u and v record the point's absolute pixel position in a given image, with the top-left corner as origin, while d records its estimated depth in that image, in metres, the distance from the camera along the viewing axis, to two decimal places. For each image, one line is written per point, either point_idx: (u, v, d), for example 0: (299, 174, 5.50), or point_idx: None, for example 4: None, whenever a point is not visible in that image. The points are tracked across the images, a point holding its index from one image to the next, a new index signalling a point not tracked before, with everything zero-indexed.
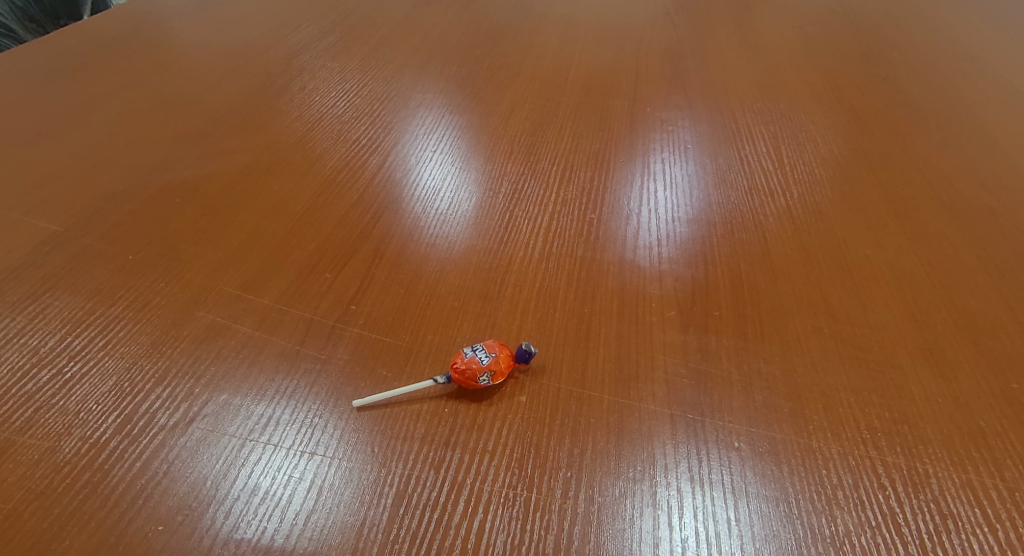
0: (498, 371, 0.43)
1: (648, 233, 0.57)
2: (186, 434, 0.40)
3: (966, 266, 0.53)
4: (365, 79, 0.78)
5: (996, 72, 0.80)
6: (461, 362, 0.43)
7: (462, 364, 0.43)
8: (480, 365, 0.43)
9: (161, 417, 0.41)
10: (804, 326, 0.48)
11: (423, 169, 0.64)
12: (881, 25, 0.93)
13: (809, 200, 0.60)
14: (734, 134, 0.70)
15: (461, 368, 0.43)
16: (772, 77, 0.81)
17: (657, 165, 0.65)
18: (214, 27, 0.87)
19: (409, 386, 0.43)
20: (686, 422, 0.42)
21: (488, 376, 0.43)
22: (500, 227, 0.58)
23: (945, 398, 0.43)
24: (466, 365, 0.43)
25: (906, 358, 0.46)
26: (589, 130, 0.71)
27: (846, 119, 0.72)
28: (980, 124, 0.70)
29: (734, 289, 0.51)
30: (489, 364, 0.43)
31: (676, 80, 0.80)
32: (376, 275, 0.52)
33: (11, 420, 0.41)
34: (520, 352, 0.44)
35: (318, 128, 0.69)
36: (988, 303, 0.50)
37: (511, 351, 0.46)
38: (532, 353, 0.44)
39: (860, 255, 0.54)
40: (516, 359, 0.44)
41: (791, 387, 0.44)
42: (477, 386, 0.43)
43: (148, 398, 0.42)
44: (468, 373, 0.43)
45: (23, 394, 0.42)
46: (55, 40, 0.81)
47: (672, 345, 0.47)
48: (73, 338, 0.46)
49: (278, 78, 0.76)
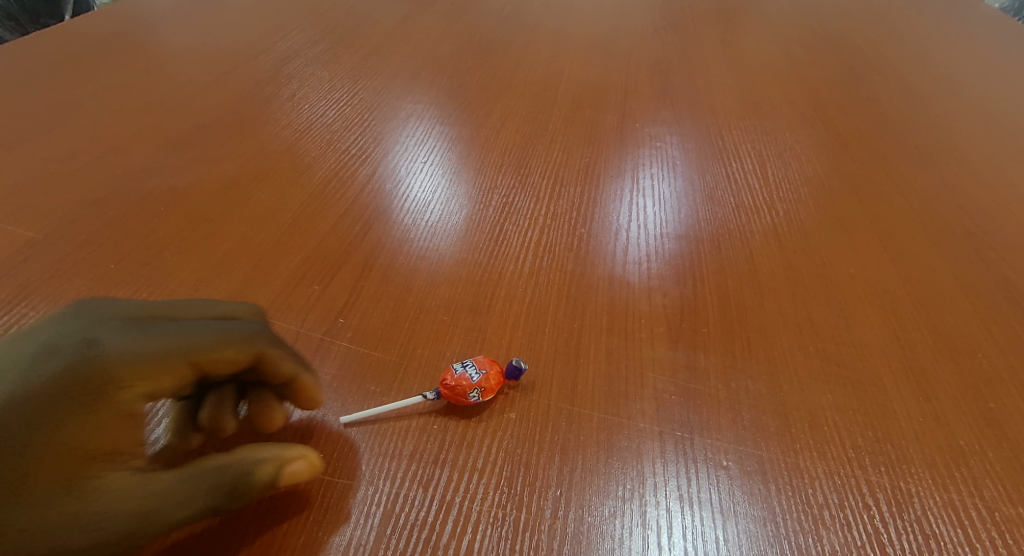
0: (487, 387, 0.43)
1: (637, 249, 0.57)
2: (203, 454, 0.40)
3: (945, 285, 0.54)
4: (355, 88, 0.77)
5: (971, 96, 0.83)
6: (450, 378, 0.43)
7: (452, 381, 0.42)
8: (470, 382, 0.42)
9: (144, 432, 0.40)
10: (790, 344, 0.49)
11: (412, 180, 0.63)
12: (862, 47, 0.96)
13: (794, 218, 0.61)
14: (721, 151, 0.71)
15: (451, 384, 0.42)
16: (758, 95, 0.82)
17: (645, 181, 0.66)
18: (201, 31, 0.86)
19: (397, 402, 0.43)
20: (675, 439, 0.42)
21: (478, 392, 0.42)
22: (490, 239, 0.58)
23: (926, 417, 0.44)
24: (456, 381, 0.43)
25: (888, 377, 0.46)
26: (578, 144, 0.71)
27: (829, 139, 0.73)
28: (957, 146, 0.72)
29: (721, 305, 0.52)
30: (478, 381, 0.43)
31: (664, 96, 0.81)
32: (365, 287, 0.51)
33: None
34: (509, 368, 0.44)
35: (306, 136, 0.68)
36: (966, 322, 0.51)
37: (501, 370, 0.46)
38: (523, 370, 0.44)
39: (844, 273, 0.55)
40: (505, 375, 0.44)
41: (777, 405, 0.44)
42: (467, 403, 0.43)
43: None
44: (455, 391, 0.42)
45: None
46: (36, 41, 0.79)
47: (661, 361, 0.47)
48: None
49: (267, 85, 0.75)
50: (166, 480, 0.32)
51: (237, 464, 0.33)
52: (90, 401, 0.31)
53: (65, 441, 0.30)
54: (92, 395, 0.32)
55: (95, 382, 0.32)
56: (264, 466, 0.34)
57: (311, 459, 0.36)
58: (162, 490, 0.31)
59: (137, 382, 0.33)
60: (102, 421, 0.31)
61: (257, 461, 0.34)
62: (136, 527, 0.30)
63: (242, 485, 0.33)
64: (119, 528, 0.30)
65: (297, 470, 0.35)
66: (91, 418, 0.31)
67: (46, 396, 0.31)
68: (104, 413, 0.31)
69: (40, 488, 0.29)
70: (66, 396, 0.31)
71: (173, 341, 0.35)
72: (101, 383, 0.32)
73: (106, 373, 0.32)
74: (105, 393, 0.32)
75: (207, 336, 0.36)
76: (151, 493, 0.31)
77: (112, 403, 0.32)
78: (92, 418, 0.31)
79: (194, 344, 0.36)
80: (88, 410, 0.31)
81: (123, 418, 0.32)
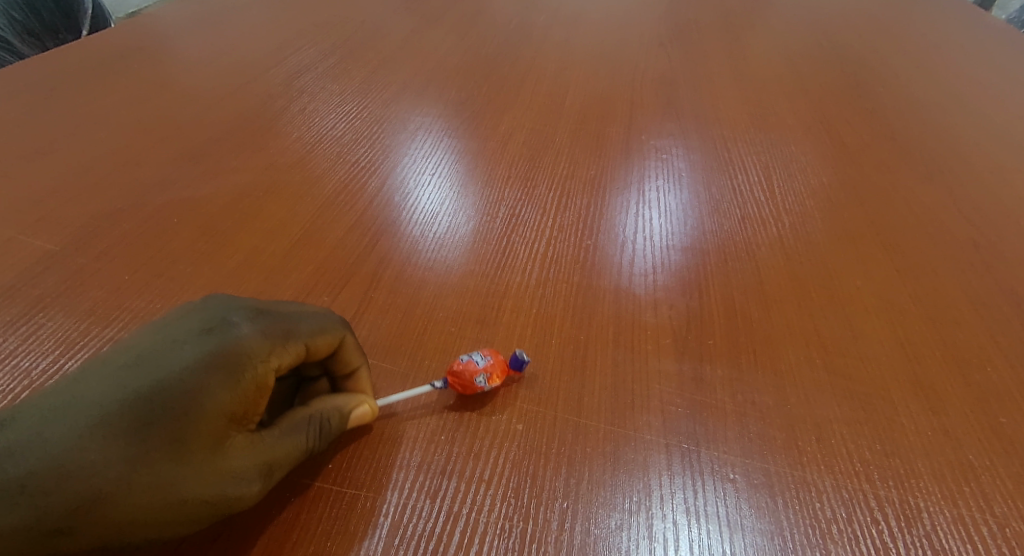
0: (494, 373, 0.45)
1: (643, 260, 0.58)
2: None
3: (953, 299, 0.54)
4: (365, 101, 0.78)
5: (976, 108, 0.83)
6: (458, 366, 0.45)
7: (459, 368, 0.44)
8: (476, 366, 0.44)
9: None
10: (797, 356, 0.49)
11: (420, 193, 0.64)
12: (867, 59, 0.96)
13: (800, 230, 0.61)
14: (727, 163, 0.72)
15: (458, 371, 0.44)
16: (764, 107, 0.83)
17: (651, 193, 0.67)
18: (214, 46, 0.87)
19: (408, 391, 0.44)
20: (682, 451, 0.42)
21: (485, 376, 0.44)
22: (497, 251, 0.58)
23: (935, 431, 0.44)
24: (463, 368, 0.44)
25: (895, 391, 0.46)
26: (585, 157, 0.72)
27: (835, 151, 0.73)
28: (962, 158, 0.72)
29: (727, 317, 0.52)
30: (485, 366, 0.44)
31: (670, 108, 0.82)
32: (374, 297, 0.52)
33: None
34: (513, 359, 0.46)
35: (317, 150, 0.69)
36: (975, 336, 0.51)
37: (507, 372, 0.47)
38: (525, 359, 0.46)
39: (850, 285, 0.55)
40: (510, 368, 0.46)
41: (784, 417, 0.44)
42: (475, 388, 0.44)
43: None
44: (463, 376, 0.44)
45: None
46: (55, 57, 0.81)
47: (667, 373, 0.47)
48: (65, 359, 0.45)
49: (278, 99, 0.76)
50: (278, 435, 0.37)
51: (320, 413, 0.39)
52: (237, 374, 0.35)
53: (214, 406, 0.34)
54: (238, 368, 0.35)
55: (238, 357, 0.35)
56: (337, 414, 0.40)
57: (373, 403, 0.42)
58: (279, 442, 0.36)
59: (270, 357, 0.37)
60: (245, 391, 0.35)
61: (330, 409, 0.40)
62: (265, 475, 0.35)
63: (327, 430, 0.39)
64: (254, 478, 0.34)
65: (363, 413, 0.41)
66: (237, 387, 0.35)
67: (197, 368, 0.34)
68: (247, 383, 0.35)
69: (196, 446, 0.33)
70: (215, 367, 0.35)
71: (289, 326, 0.39)
72: (244, 357, 0.36)
73: (247, 350, 0.36)
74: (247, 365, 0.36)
75: (311, 323, 0.41)
76: (274, 447, 0.36)
77: (251, 375, 0.35)
78: (235, 387, 0.35)
79: (304, 330, 0.40)
80: (234, 379, 0.35)
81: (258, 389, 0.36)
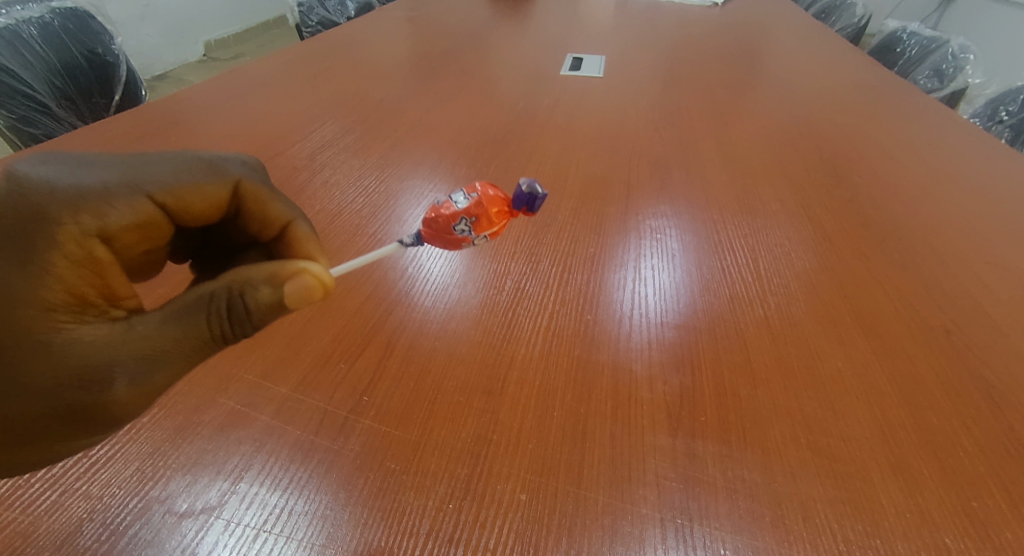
0: (479, 216, 0.56)
1: (639, 335, 0.61)
2: (235, 529, 0.43)
3: (927, 381, 0.58)
4: (381, 176, 0.84)
5: (944, 199, 0.90)
6: (444, 212, 0.56)
7: (444, 214, 0.56)
8: (458, 212, 0.56)
9: (192, 508, 0.44)
10: (783, 435, 0.52)
11: (430, 264, 0.68)
12: (844, 149, 1.04)
13: (784, 311, 0.66)
14: (718, 245, 0.77)
15: (443, 216, 0.56)
16: (752, 193, 0.89)
17: (647, 271, 0.71)
18: (242, 119, 0.93)
19: (373, 256, 0.54)
20: (676, 526, 0.45)
21: (467, 219, 0.56)
22: (503, 323, 0.62)
23: (912, 513, 0.47)
24: (447, 214, 0.56)
25: (875, 472, 0.50)
26: (585, 234, 0.77)
27: (817, 237, 0.79)
28: (933, 248, 0.78)
29: (718, 394, 0.55)
30: (467, 211, 0.56)
31: (664, 191, 0.88)
32: (387, 366, 0.55)
33: (38, 502, 0.44)
34: (521, 198, 0.56)
35: (336, 221, 0.73)
36: (947, 419, 0.55)
37: (514, 213, 0.58)
38: (540, 197, 0.55)
39: (832, 366, 0.59)
40: (515, 210, 0.57)
41: (772, 495, 0.47)
42: (461, 232, 0.56)
43: (174, 484, 0.46)
44: (439, 220, 0.57)
45: (50, 478, 0.45)
46: (95, 128, 0.86)
47: (662, 448, 0.50)
48: None
49: (301, 172, 0.82)
50: (157, 327, 0.44)
51: (218, 297, 0.46)
52: (36, 246, 0.42)
53: (35, 294, 0.41)
54: (42, 249, 0.42)
55: (37, 231, 0.42)
56: (265, 286, 0.48)
57: (301, 275, 0.49)
58: (151, 333, 0.44)
59: (81, 218, 0.44)
60: (66, 275, 0.43)
61: (246, 290, 0.47)
62: (139, 360, 0.44)
63: (234, 311, 0.46)
64: (116, 372, 0.43)
65: (291, 289, 0.48)
66: (49, 265, 0.42)
67: None
68: (63, 265, 0.43)
69: (36, 343, 0.42)
70: (20, 253, 0.41)
71: (113, 193, 0.47)
72: (40, 220, 0.42)
73: (46, 217, 0.43)
74: (49, 234, 0.42)
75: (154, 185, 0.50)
76: (140, 337, 0.44)
77: (67, 250, 0.43)
78: (47, 266, 0.42)
79: (134, 196, 0.48)
80: (45, 263, 0.42)
81: (85, 266, 0.44)
